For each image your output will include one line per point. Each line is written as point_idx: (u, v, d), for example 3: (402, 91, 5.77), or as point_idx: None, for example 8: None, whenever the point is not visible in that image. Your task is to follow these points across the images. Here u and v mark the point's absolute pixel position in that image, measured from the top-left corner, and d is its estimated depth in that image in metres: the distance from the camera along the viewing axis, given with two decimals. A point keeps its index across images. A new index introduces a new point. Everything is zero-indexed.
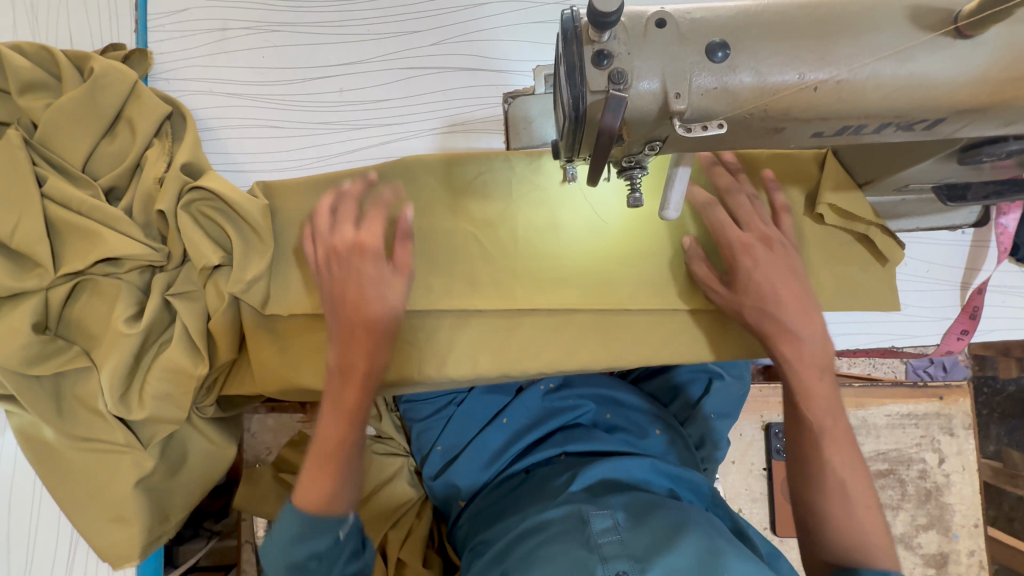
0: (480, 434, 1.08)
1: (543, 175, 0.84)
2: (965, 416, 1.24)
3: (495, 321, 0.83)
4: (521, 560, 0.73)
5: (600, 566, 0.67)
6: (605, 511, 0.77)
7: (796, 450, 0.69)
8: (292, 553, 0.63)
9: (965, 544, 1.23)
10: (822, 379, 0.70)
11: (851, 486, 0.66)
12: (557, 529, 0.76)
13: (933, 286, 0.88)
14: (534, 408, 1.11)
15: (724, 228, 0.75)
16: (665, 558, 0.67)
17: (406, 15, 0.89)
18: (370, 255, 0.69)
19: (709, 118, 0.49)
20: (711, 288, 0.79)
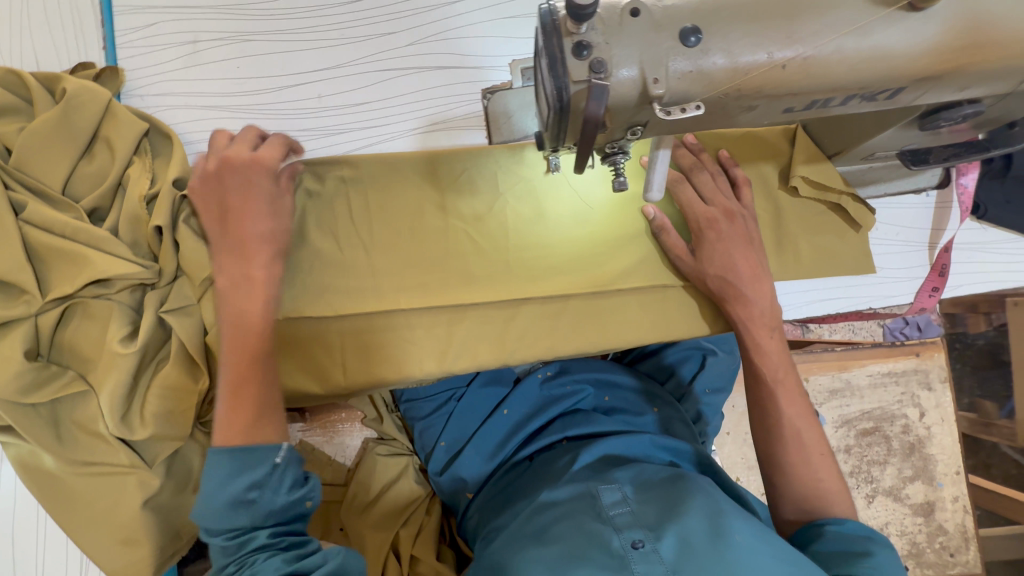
0: (482, 428, 1.10)
1: (527, 167, 0.85)
2: (941, 370, 1.31)
3: (492, 312, 0.84)
4: (533, 530, 0.77)
5: (614, 536, 0.70)
6: (613, 484, 0.80)
7: (755, 403, 0.79)
8: (228, 492, 0.59)
9: (949, 491, 1.30)
10: (772, 336, 0.80)
11: (806, 434, 0.76)
12: (566, 506, 0.78)
13: (903, 249, 0.92)
14: (534, 396, 1.13)
15: (692, 204, 0.80)
16: (677, 524, 0.69)
17: (378, 16, 0.88)
18: (250, 201, 0.71)
19: (687, 101, 0.51)
20: (679, 258, 0.82)
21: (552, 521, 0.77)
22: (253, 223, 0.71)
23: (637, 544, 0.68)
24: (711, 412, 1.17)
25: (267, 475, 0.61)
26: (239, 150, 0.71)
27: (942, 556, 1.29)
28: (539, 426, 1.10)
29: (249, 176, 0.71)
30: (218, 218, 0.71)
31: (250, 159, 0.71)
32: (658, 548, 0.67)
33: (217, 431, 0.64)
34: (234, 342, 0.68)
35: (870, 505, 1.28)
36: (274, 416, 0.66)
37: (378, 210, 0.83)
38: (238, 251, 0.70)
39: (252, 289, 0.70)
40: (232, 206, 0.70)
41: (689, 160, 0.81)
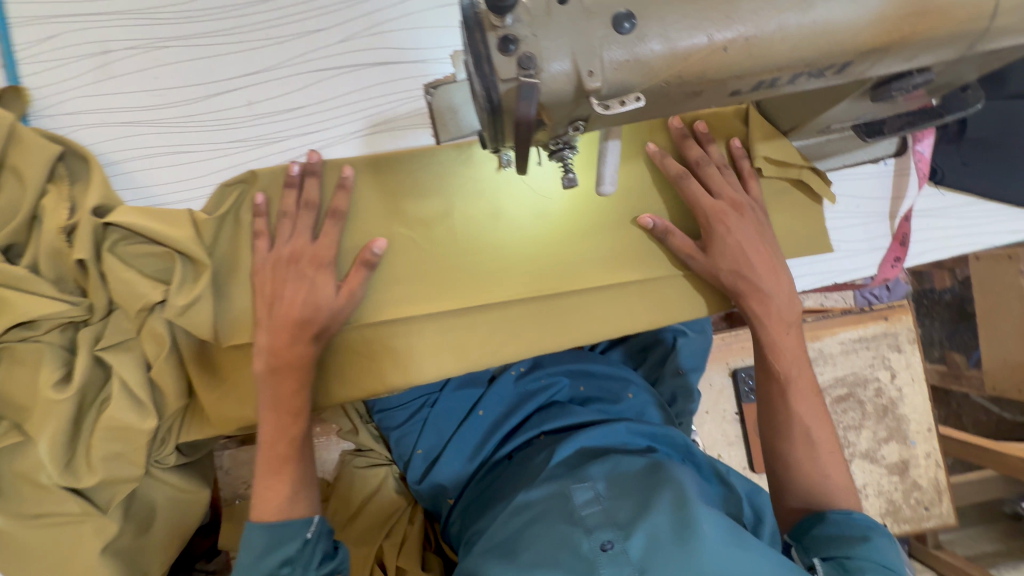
0: (458, 431, 1.08)
1: (477, 164, 0.82)
2: (909, 332, 1.33)
3: (451, 320, 0.84)
4: (511, 533, 0.75)
5: (585, 539, 0.69)
6: (586, 480, 0.78)
7: (767, 398, 0.78)
8: (264, 567, 0.66)
9: (922, 448, 1.33)
10: (789, 333, 0.78)
11: (816, 433, 0.75)
12: (543, 505, 0.77)
13: (864, 219, 0.92)
14: (509, 395, 1.12)
15: (699, 198, 0.77)
16: (646, 522, 0.69)
17: (305, 11, 0.81)
18: (305, 262, 0.72)
19: (627, 92, 0.48)
20: (688, 257, 0.81)
21: (528, 524, 0.75)
22: (289, 299, 0.71)
23: (606, 546, 0.68)
24: (688, 393, 1.15)
25: (301, 550, 0.69)
26: (299, 228, 0.73)
27: (917, 510, 1.33)
28: (516, 424, 1.09)
29: (305, 269, 0.72)
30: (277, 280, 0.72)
31: (314, 246, 0.73)
32: (627, 547, 0.68)
33: (253, 505, 0.70)
34: (272, 414, 0.72)
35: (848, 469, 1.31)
36: (306, 491, 0.72)
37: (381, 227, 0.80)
38: (278, 330, 0.72)
39: (285, 371, 0.72)
40: (283, 288, 0.72)
41: (697, 153, 0.77)
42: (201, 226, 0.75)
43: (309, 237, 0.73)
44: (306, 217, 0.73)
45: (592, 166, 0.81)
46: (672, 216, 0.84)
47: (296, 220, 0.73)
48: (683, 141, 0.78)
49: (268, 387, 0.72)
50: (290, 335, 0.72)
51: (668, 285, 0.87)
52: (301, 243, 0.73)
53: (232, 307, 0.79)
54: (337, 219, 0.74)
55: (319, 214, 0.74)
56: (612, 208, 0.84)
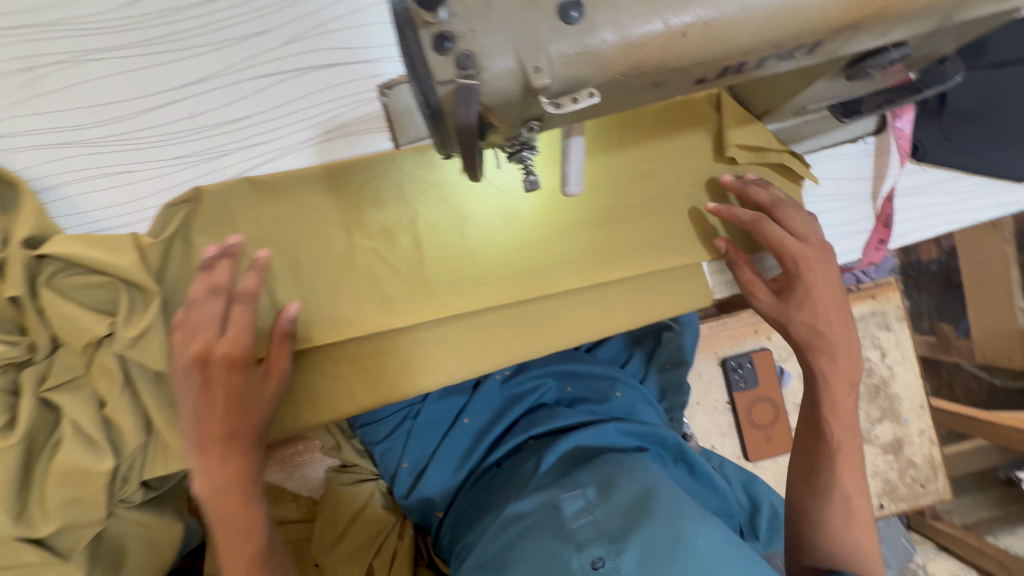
0: (444, 442, 1.05)
1: (438, 170, 0.78)
2: (897, 309, 1.32)
3: (422, 333, 0.80)
4: (503, 550, 0.73)
5: (576, 555, 0.66)
6: (576, 489, 0.76)
7: (805, 463, 0.76)
8: None
9: (915, 426, 1.32)
10: (850, 394, 0.75)
11: (854, 501, 0.73)
12: (532, 518, 0.74)
13: (847, 202, 0.88)
14: (494, 401, 1.08)
15: (783, 242, 0.75)
16: (639, 535, 0.66)
17: (244, 13, 0.76)
18: (219, 358, 0.70)
19: (579, 89, 0.44)
20: (758, 296, 0.78)
21: (519, 539, 0.72)
22: (211, 396, 0.69)
23: (598, 563, 0.65)
24: (676, 389, 1.14)
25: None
26: (207, 328, 0.70)
27: (914, 488, 1.32)
28: (501, 432, 1.06)
29: (217, 367, 0.70)
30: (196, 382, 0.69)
31: (226, 342, 0.70)
32: (619, 564, 0.64)
33: None
34: (221, 518, 0.69)
35: None
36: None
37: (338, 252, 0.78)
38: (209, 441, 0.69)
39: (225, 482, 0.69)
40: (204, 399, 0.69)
41: (770, 197, 0.76)
42: (147, 252, 0.72)
43: (218, 335, 0.71)
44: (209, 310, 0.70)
45: (555, 165, 0.78)
46: (644, 214, 0.82)
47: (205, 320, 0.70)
48: (750, 184, 0.78)
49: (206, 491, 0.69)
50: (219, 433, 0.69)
51: (647, 282, 0.84)
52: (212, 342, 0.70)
53: None
54: (249, 300, 0.72)
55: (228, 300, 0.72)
56: (583, 207, 0.80)
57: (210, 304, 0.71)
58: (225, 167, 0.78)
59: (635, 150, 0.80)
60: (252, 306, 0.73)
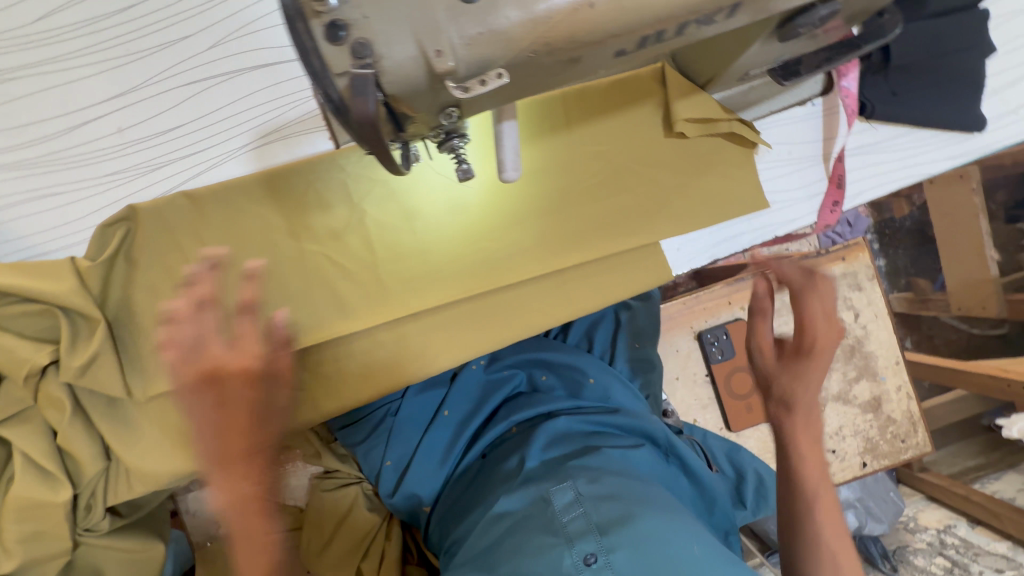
0: (425, 438, 1.03)
1: (381, 167, 0.76)
2: (867, 269, 1.32)
3: (381, 335, 0.79)
4: (492, 545, 0.72)
5: (567, 551, 0.66)
6: (566, 482, 0.75)
7: (787, 516, 0.68)
8: None
9: (892, 382, 1.33)
10: (818, 452, 0.68)
11: (843, 559, 0.63)
12: (520, 515, 0.74)
13: (799, 165, 0.87)
14: (473, 391, 1.08)
15: (812, 323, 0.67)
16: (630, 530, 0.67)
17: (165, 18, 0.73)
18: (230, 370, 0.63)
19: (487, 70, 0.42)
20: (761, 348, 0.70)
21: (508, 536, 0.71)
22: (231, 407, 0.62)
23: (590, 560, 0.65)
24: (649, 366, 1.14)
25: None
26: (213, 341, 0.64)
27: (895, 444, 1.34)
28: (480, 424, 1.05)
29: (231, 380, 0.63)
30: (203, 396, 0.62)
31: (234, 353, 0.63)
32: (611, 561, 0.65)
33: None
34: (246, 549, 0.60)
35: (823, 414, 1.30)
36: None
37: (288, 256, 0.76)
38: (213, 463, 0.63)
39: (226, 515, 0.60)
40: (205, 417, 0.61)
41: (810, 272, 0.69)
42: (86, 276, 0.69)
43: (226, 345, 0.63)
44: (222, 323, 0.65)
45: (490, 155, 0.76)
46: (596, 194, 0.80)
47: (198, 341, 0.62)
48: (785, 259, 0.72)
49: (232, 517, 0.60)
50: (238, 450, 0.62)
51: (607, 264, 0.83)
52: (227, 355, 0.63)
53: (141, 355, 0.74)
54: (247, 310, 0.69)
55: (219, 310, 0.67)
56: (531, 193, 0.79)
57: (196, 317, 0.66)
58: (161, 180, 0.75)
59: (583, 129, 0.78)
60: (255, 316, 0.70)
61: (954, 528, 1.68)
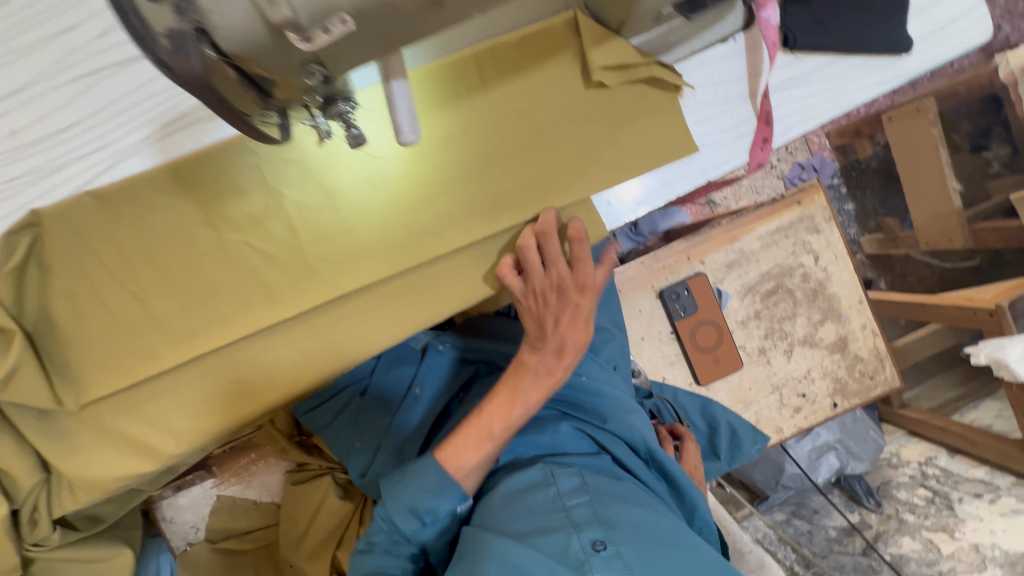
0: (397, 418, 1.06)
1: (295, 146, 0.73)
2: (824, 210, 1.31)
3: (314, 320, 0.77)
4: (496, 512, 0.71)
5: (575, 536, 0.65)
6: (571, 470, 0.76)
7: None
8: (414, 505, 0.70)
9: (856, 322, 1.33)
10: None
11: None
12: (523, 494, 0.72)
13: (726, 106, 0.85)
14: (442, 368, 1.10)
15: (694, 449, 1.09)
16: (640, 528, 0.68)
17: (47, 10, 0.69)
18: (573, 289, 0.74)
19: (332, 15, 0.39)
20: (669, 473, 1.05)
21: (517, 510, 0.70)
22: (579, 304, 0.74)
23: (597, 547, 0.64)
24: (608, 338, 1.13)
25: (446, 516, 0.71)
26: (561, 259, 0.74)
27: (864, 382, 1.35)
28: (451, 399, 1.08)
29: (569, 295, 0.73)
30: (552, 297, 0.73)
31: (578, 275, 0.74)
32: (620, 551, 0.64)
33: (446, 449, 0.71)
34: (535, 387, 0.73)
35: (790, 359, 1.32)
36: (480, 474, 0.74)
37: (207, 247, 0.73)
38: (553, 359, 0.74)
39: (545, 382, 0.73)
40: (560, 317, 0.73)
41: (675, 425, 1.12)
42: None
43: (570, 269, 0.74)
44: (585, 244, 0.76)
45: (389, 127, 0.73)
46: (521, 154, 0.77)
47: (582, 258, 0.74)
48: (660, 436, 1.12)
49: (537, 365, 0.73)
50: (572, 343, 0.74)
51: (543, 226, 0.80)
52: (563, 274, 0.74)
53: (68, 363, 0.72)
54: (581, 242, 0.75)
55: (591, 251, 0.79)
56: (454, 159, 0.76)
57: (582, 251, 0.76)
58: (64, 180, 0.72)
59: (501, 88, 0.75)
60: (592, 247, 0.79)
61: (935, 459, 1.68)
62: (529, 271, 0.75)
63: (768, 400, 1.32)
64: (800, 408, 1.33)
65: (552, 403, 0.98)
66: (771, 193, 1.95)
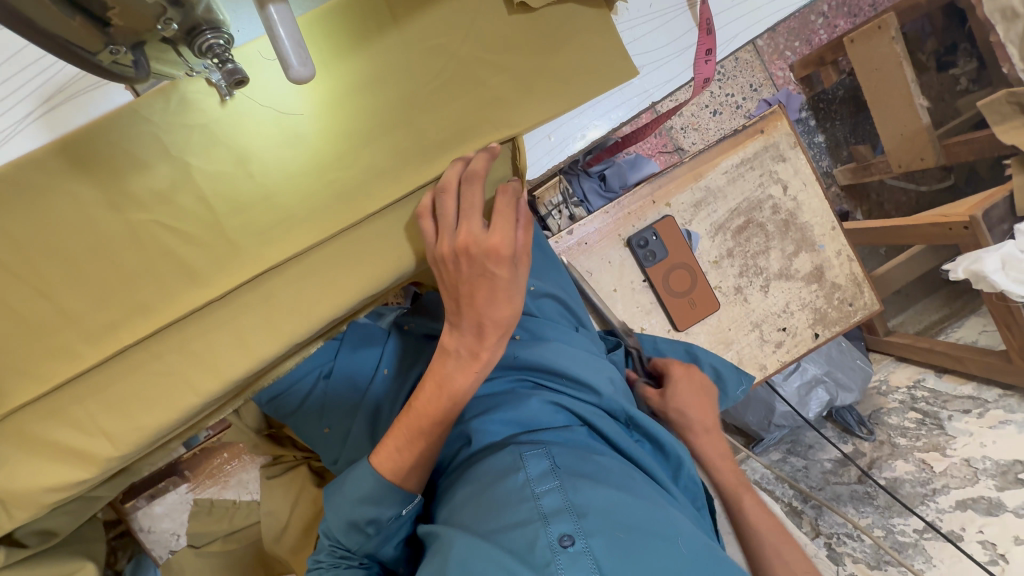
0: (365, 398, 1.02)
1: (195, 107, 0.65)
2: (789, 137, 1.26)
3: (246, 298, 0.72)
4: (468, 506, 0.69)
5: (542, 531, 0.61)
6: (541, 452, 0.72)
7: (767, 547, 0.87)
8: (355, 517, 0.73)
9: (831, 249, 1.30)
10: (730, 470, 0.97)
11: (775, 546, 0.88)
12: (494, 486, 0.69)
13: (663, 18, 0.81)
14: (410, 344, 1.07)
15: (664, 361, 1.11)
16: (613, 515, 0.64)
17: None
18: (495, 259, 0.68)
19: None
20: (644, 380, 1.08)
21: (485, 504, 0.67)
22: (494, 274, 0.68)
23: (566, 542, 0.60)
24: (567, 305, 1.10)
25: (391, 520, 0.74)
26: (472, 218, 0.69)
27: (844, 309, 1.32)
28: (421, 370, 1.02)
29: (485, 263, 0.68)
30: (468, 269, 0.69)
31: (489, 237, 0.68)
32: (590, 545, 0.60)
33: (376, 454, 0.73)
34: (458, 371, 0.71)
35: (767, 294, 1.28)
36: (420, 472, 0.75)
37: (115, 229, 0.67)
38: (473, 339, 0.71)
39: (469, 365, 0.72)
40: (475, 291, 0.69)
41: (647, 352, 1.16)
42: None
43: (483, 229, 0.69)
44: (501, 206, 0.71)
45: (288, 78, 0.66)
46: (447, 95, 0.71)
47: (498, 226, 0.69)
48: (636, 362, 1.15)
49: (457, 344, 0.72)
50: (493, 322, 0.70)
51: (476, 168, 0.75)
52: (473, 234, 0.69)
53: None
54: (506, 194, 0.72)
55: (519, 208, 0.73)
56: (376, 107, 0.70)
57: (503, 206, 0.71)
58: None
59: (414, 23, 0.68)
60: (516, 198, 0.73)
61: (924, 381, 1.68)
62: (441, 232, 0.70)
63: (749, 338, 1.29)
64: (781, 343, 1.30)
65: (525, 376, 0.93)
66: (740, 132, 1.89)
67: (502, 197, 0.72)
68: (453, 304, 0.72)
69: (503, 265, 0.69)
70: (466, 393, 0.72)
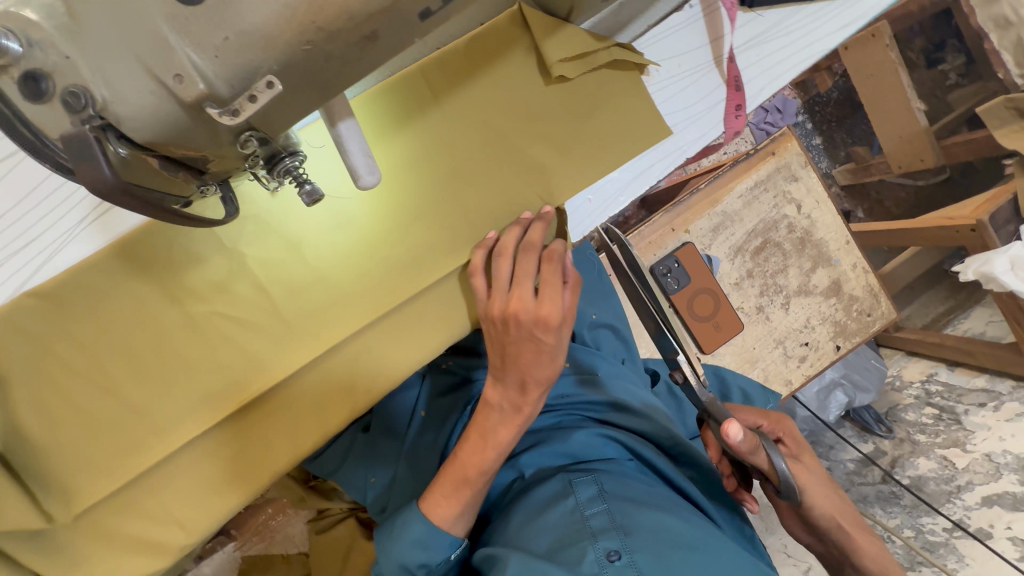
0: (406, 444, 1.02)
1: (246, 199, 0.67)
2: (799, 157, 1.29)
3: (305, 379, 0.73)
4: (520, 530, 0.71)
5: (591, 546, 0.64)
6: (589, 476, 0.75)
7: None
8: (406, 563, 0.71)
9: (847, 262, 1.33)
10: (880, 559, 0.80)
11: None
12: (549, 510, 0.71)
13: (693, 76, 0.87)
14: (448, 386, 1.08)
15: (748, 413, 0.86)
16: (657, 530, 0.66)
17: None
18: (546, 329, 0.68)
19: (252, 82, 0.40)
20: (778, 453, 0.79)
21: (535, 526, 0.69)
22: (541, 342, 0.69)
23: (613, 556, 0.62)
24: (614, 332, 1.11)
25: (440, 564, 0.73)
26: (523, 285, 0.69)
27: (862, 320, 1.35)
28: (460, 418, 1.01)
29: (533, 331, 0.69)
30: (516, 336, 0.69)
31: (538, 307, 0.68)
32: (635, 560, 0.62)
33: (425, 499, 0.73)
34: (502, 424, 0.73)
35: (788, 311, 1.31)
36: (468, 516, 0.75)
37: (176, 324, 0.68)
38: (517, 393, 0.72)
39: (512, 418, 0.73)
40: (520, 353, 0.69)
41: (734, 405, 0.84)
42: None
43: (532, 297, 0.69)
44: (547, 273, 0.71)
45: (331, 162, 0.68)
46: (489, 164, 0.73)
47: (547, 294, 0.69)
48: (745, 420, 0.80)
49: (500, 397, 0.73)
50: (536, 381, 0.71)
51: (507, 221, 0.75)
52: (523, 302, 0.69)
53: (50, 475, 0.67)
54: (553, 259, 0.72)
55: (565, 272, 0.73)
56: (421, 180, 0.71)
57: (551, 271, 0.71)
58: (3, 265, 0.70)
59: (455, 98, 0.70)
60: (563, 262, 0.73)
61: (937, 375, 1.72)
62: (493, 292, 0.71)
63: (773, 355, 1.31)
64: (805, 357, 1.33)
65: (572, 410, 0.95)
66: (740, 142, 1.91)
67: (550, 261, 0.72)
68: (496, 359, 0.73)
69: (549, 333, 0.68)
70: (508, 443, 0.73)
